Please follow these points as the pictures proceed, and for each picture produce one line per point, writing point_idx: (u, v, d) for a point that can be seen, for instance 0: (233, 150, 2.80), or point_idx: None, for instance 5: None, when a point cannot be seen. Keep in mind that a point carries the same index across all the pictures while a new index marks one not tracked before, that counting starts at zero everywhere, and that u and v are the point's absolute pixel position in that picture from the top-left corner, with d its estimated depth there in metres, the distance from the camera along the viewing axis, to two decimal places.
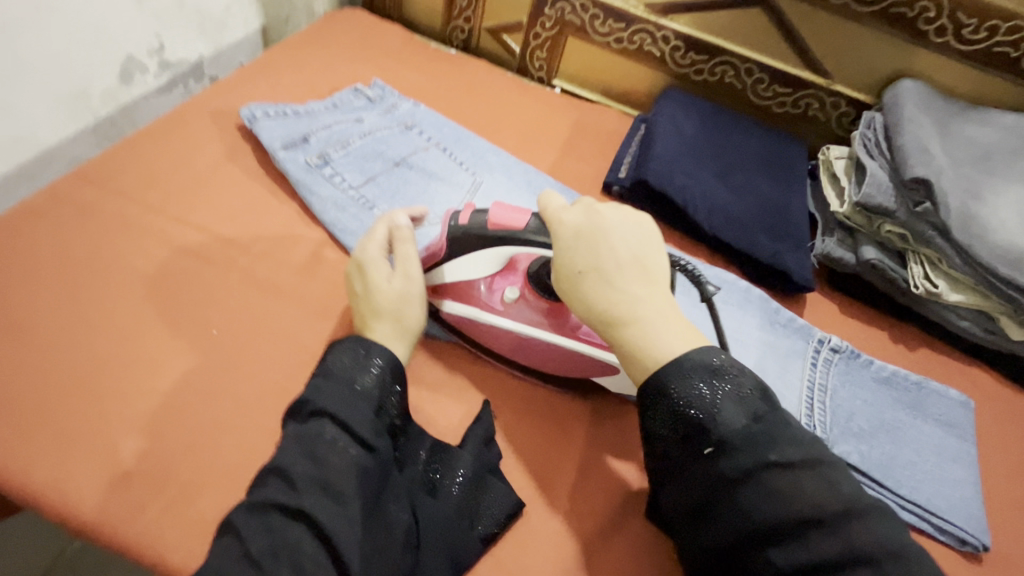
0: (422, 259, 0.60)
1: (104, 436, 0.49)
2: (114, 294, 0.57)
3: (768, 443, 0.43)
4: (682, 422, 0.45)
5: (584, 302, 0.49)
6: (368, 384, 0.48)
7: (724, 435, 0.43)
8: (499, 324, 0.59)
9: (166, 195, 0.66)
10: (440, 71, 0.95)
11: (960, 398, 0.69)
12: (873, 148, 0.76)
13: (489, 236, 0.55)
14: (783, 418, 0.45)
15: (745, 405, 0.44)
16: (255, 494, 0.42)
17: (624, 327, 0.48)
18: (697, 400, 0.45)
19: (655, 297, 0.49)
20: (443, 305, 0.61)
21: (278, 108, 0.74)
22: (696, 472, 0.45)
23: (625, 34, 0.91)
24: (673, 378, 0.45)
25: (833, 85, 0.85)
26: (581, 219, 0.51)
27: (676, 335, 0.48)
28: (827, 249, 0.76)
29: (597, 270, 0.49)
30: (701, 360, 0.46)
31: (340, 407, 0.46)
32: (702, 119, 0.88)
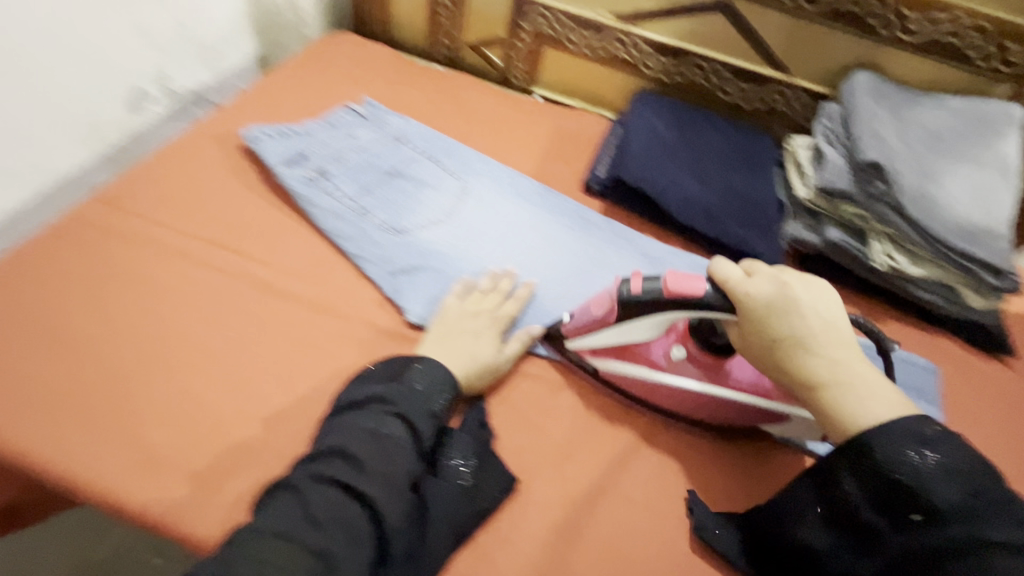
0: (581, 323, 0.62)
1: (133, 428, 0.54)
2: (137, 304, 0.62)
3: (986, 520, 0.43)
4: (888, 486, 0.47)
5: (787, 370, 0.52)
6: (432, 396, 0.55)
7: (935, 502, 0.45)
8: (673, 382, 0.61)
9: (178, 212, 0.72)
10: (426, 86, 1.01)
11: (926, 364, 0.75)
12: (833, 136, 0.82)
13: (666, 302, 0.56)
14: (1005, 497, 0.44)
15: (963, 479, 0.45)
16: (314, 467, 0.47)
17: (821, 394, 0.51)
18: (909, 468, 0.46)
19: (844, 363, 0.51)
20: (602, 365, 0.64)
21: (278, 129, 0.80)
22: (899, 533, 0.47)
23: (597, 43, 0.97)
24: (878, 444, 0.47)
25: (794, 79, 0.91)
26: (775, 290, 0.53)
27: (876, 396, 0.50)
28: (795, 233, 0.81)
29: (798, 341, 0.52)
30: (911, 428, 0.47)
31: (410, 413, 0.52)
32: (675, 119, 0.94)
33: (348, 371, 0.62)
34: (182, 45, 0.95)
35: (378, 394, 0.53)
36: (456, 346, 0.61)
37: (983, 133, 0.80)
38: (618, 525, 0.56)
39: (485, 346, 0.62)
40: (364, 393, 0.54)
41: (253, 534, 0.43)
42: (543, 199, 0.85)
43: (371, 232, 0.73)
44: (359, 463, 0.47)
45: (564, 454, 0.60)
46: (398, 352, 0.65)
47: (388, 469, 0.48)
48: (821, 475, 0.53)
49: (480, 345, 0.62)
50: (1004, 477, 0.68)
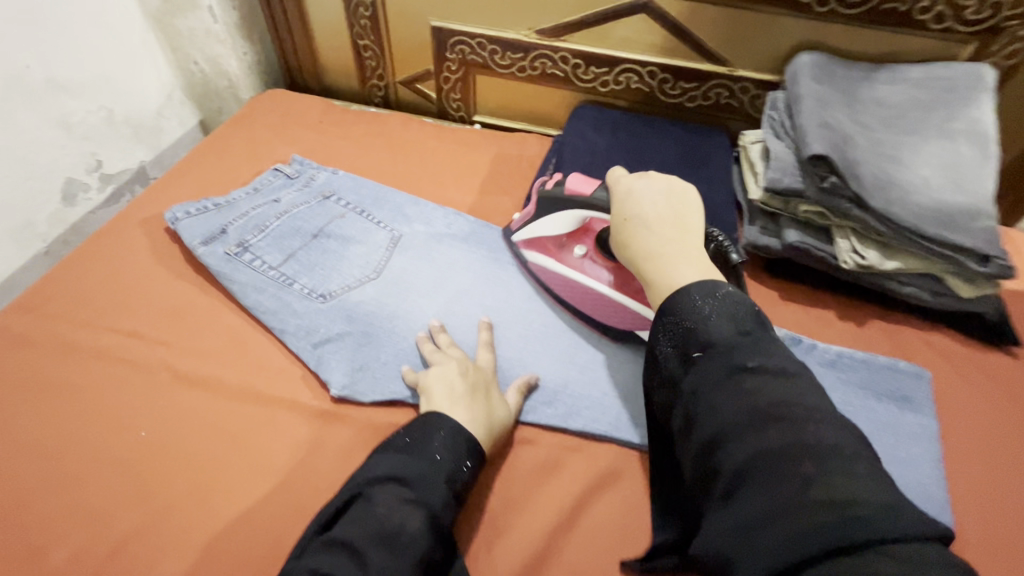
0: (523, 219, 0.75)
1: (39, 553, 0.52)
2: (50, 413, 0.61)
3: (749, 352, 0.45)
4: (679, 330, 0.50)
5: (624, 244, 0.59)
6: (455, 470, 0.52)
7: (710, 339, 0.47)
8: (567, 274, 0.70)
9: (96, 305, 0.70)
10: (360, 132, 0.98)
11: (912, 367, 0.66)
12: (779, 129, 0.74)
13: (566, 200, 0.68)
14: (771, 339, 0.47)
15: (737, 321, 0.48)
16: (315, 560, 0.45)
17: (646, 265, 0.56)
18: (694, 312, 0.49)
19: (674, 242, 0.56)
20: (529, 258, 0.75)
21: (199, 205, 0.78)
22: (680, 378, 0.48)
23: (525, 62, 0.92)
24: (678, 296, 0.51)
25: (736, 71, 0.84)
26: (634, 181, 0.62)
27: (694, 270, 0.54)
28: (751, 239, 0.74)
29: (636, 219, 0.58)
30: (705, 286, 0.50)
31: (427, 494, 0.50)
32: (615, 130, 0.88)
33: (266, 460, 0.59)
34: (112, 129, 0.95)
35: (400, 467, 0.51)
36: (465, 401, 0.58)
37: (948, 101, 0.72)
38: None
39: (494, 401, 0.60)
40: (382, 466, 0.52)
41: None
42: (479, 236, 0.81)
43: (294, 301, 0.70)
44: (360, 560, 0.45)
45: (497, 526, 0.55)
46: (320, 431, 0.61)
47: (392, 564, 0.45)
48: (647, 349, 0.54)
49: (489, 400, 0.60)
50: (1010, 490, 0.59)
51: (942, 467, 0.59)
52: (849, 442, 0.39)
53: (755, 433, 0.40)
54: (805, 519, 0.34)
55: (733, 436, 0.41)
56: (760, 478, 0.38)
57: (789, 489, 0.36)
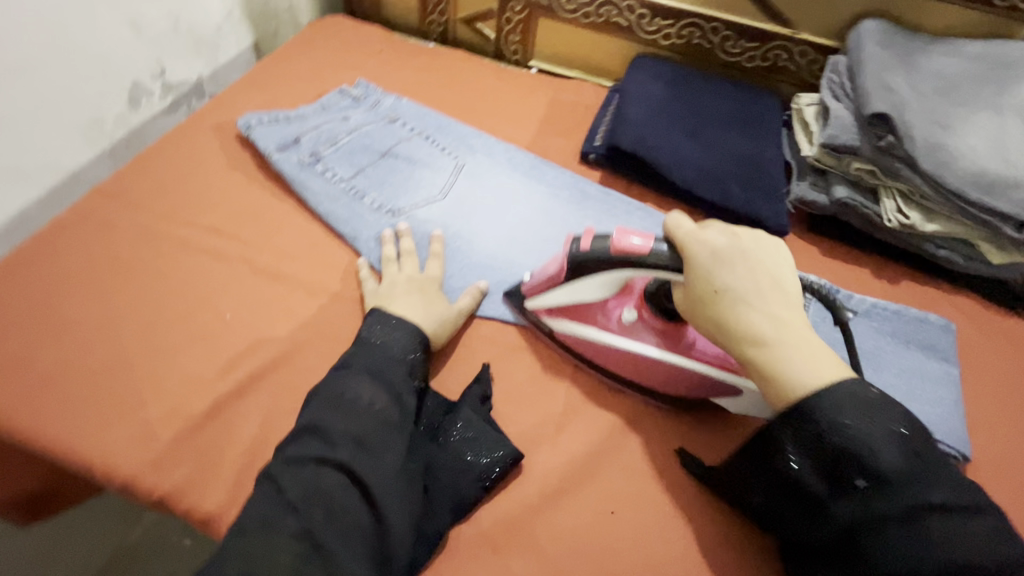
0: (540, 281, 0.62)
1: (137, 409, 0.55)
2: (140, 291, 0.64)
3: (926, 484, 0.43)
4: (834, 453, 0.45)
5: (721, 322, 0.50)
6: (401, 352, 0.56)
7: (881, 469, 0.43)
8: (614, 342, 0.60)
9: (175, 200, 0.73)
10: (420, 65, 1.00)
11: (940, 321, 0.71)
12: (839, 90, 0.78)
13: (613, 260, 0.55)
14: (935, 458, 0.44)
15: (902, 443, 0.44)
16: (292, 450, 0.48)
17: (759, 352, 0.48)
18: (853, 434, 0.44)
19: (786, 325, 0.49)
20: (555, 325, 0.64)
21: (271, 115, 0.80)
22: (836, 503, 0.45)
23: (591, 8, 0.94)
24: (821, 409, 0.45)
25: (799, 34, 0.86)
26: (720, 242, 0.52)
27: (818, 359, 0.48)
28: (801, 194, 0.78)
29: (737, 295, 0.50)
30: (854, 392, 0.45)
31: (375, 372, 0.53)
32: (674, 82, 0.91)
33: (342, 349, 0.62)
34: (177, 38, 0.95)
35: (343, 361, 0.55)
36: (408, 305, 0.62)
37: (1004, 78, 0.75)
38: (615, 492, 0.56)
39: (435, 304, 0.63)
40: (337, 363, 0.56)
41: (238, 532, 0.44)
42: (538, 171, 0.84)
43: (365, 213, 0.73)
44: (331, 435, 0.48)
45: (559, 425, 0.60)
46: None
47: (361, 433, 0.49)
48: (765, 441, 0.49)
49: (430, 303, 0.63)
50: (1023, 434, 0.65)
51: (962, 408, 0.65)
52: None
53: None
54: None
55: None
56: None
57: None
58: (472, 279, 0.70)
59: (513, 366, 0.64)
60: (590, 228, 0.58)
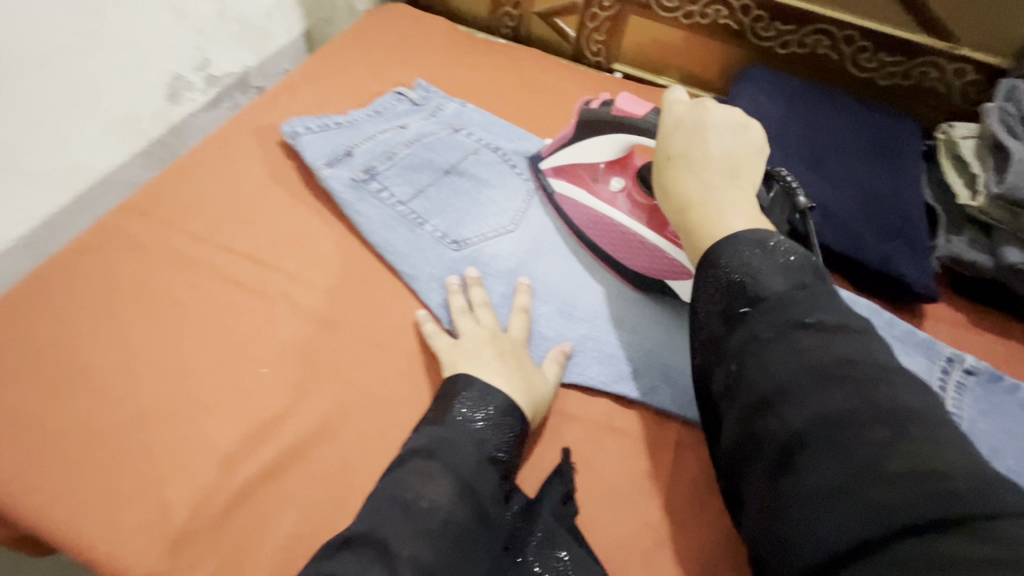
0: (555, 143, 0.66)
1: (154, 489, 0.46)
2: (166, 332, 0.54)
3: (807, 305, 0.38)
4: (723, 285, 0.42)
5: (666, 186, 0.51)
6: (492, 443, 0.45)
7: (763, 294, 0.40)
8: (595, 205, 0.63)
9: (211, 219, 0.63)
10: (489, 64, 0.88)
11: None
12: (1017, 125, 0.62)
13: (610, 119, 0.59)
14: (833, 295, 0.39)
15: (791, 273, 0.40)
16: (337, 566, 0.36)
17: (688, 208, 0.48)
18: (742, 265, 0.42)
19: (722, 188, 0.48)
20: (556, 186, 0.67)
21: (321, 121, 0.69)
22: (726, 341, 0.41)
23: (696, 7, 0.80)
24: (721, 250, 0.43)
25: (959, 49, 0.71)
26: (688, 111, 0.52)
27: (742, 218, 0.46)
28: (955, 252, 0.64)
29: (685, 156, 0.50)
30: (755, 235, 0.43)
31: (459, 466, 0.42)
32: (790, 100, 0.76)
33: (395, 423, 0.52)
34: (223, 24, 0.86)
35: (418, 445, 0.44)
36: (497, 372, 0.51)
37: None
38: None
39: (529, 373, 0.52)
40: (411, 443, 0.45)
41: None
42: None
43: (425, 246, 0.62)
44: (395, 557, 0.37)
45: (658, 539, 0.48)
46: None
47: (431, 557, 0.37)
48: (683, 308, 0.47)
49: (523, 373, 0.52)
50: None
51: None
52: (935, 409, 0.33)
53: (818, 394, 0.33)
54: (884, 489, 0.29)
55: (790, 402, 0.34)
56: (824, 449, 0.32)
57: (867, 469, 0.30)
58: (548, 336, 0.58)
59: (601, 454, 0.52)
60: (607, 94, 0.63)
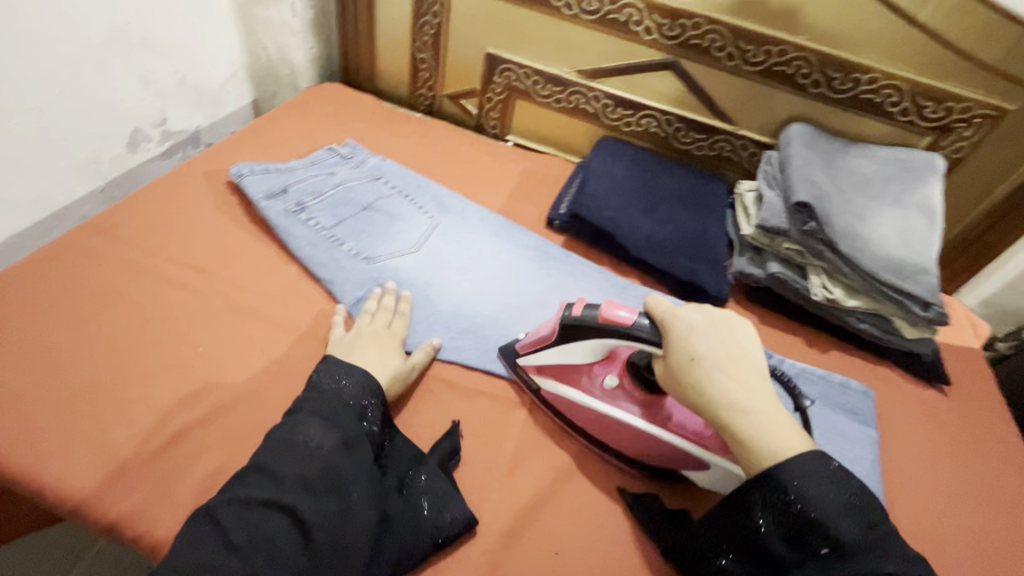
0: (533, 339, 0.67)
1: (102, 433, 0.57)
2: (116, 320, 0.66)
3: (882, 555, 0.46)
4: (798, 520, 0.48)
5: (704, 390, 0.53)
6: (354, 395, 0.59)
7: (844, 541, 0.47)
8: (597, 408, 0.64)
9: (161, 237, 0.77)
10: (407, 131, 1.09)
11: (861, 388, 0.78)
12: (772, 180, 0.89)
13: (602, 329, 0.60)
14: (886, 530, 0.48)
15: (857, 515, 0.48)
16: (240, 490, 0.49)
17: (735, 423, 0.51)
18: (822, 508, 0.48)
19: (758, 393, 0.53)
20: (545, 383, 0.67)
21: (262, 166, 0.86)
22: (802, 569, 0.48)
23: (562, 95, 1.06)
24: (794, 481, 0.48)
25: (739, 130, 0.99)
26: (694, 317, 0.56)
27: (783, 429, 0.51)
28: (740, 267, 0.87)
29: (710, 365, 0.53)
30: (824, 471, 0.49)
31: (325, 413, 0.55)
32: (632, 162, 1.01)
33: None
34: (182, 91, 1.03)
35: (297, 405, 0.57)
36: (365, 356, 0.65)
37: (908, 179, 0.87)
38: (560, 534, 0.59)
39: (392, 361, 0.66)
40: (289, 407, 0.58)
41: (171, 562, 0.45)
42: (506, 232, 0.91)
43: (342, 259, 0.79)
44: (278, 474, 0.50)
45: (512, 466, 0.63)
46: None
47: (303, 473, 0.50)
48: (738, 508, 0.52)
49: (388, 355, 0.66)
50: (933, 495, 0.72)
51: (878, 467, 0.71)
52: None
53: None
54: None
55: None
56: None
57: None
58: (435, 327, 0.74)
59: (479, 406, 0.68)
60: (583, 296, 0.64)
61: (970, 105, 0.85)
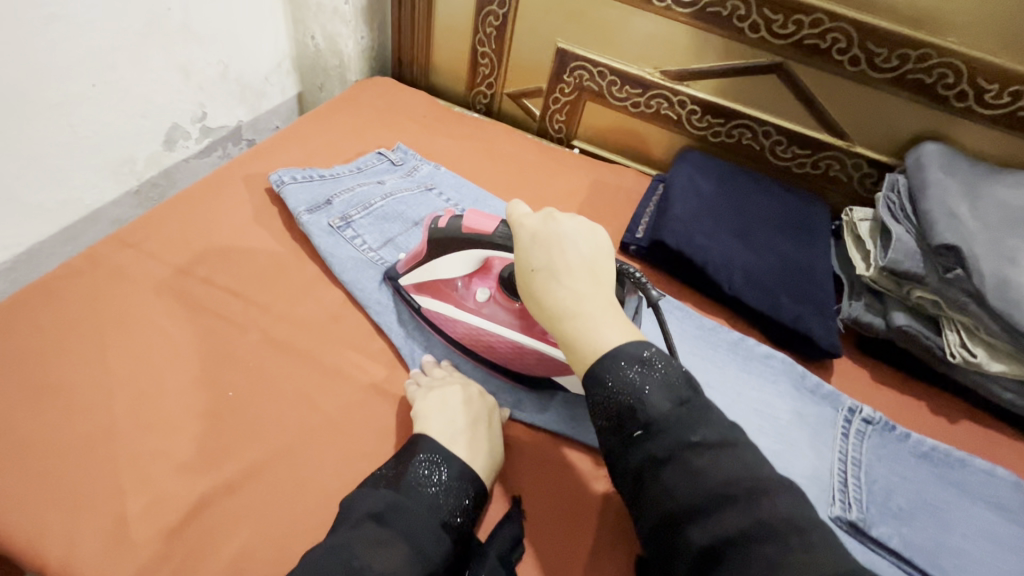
0: (407, 259, 0.66)
1: (115, 499, 0.49)
2: (139, 355, 0.58)
3: (690, 425, 0.43)
4: (609, 406, 0.45)
5: (538, 299, 0.50)
6: (445, 508, 0.48)
7: (651, 417, 0.43)
8: (472, 322, 0.63)
9: (193, 253, 0.69)
10: (463, 134, 0.99)
11: (1013, 478, 0.64)
12: (899, 211, 0.75)
13: (464, 238, 0.59)
14: (706, 407, 0.44)
15: (671, 390, 0.44)
16: None
17: (565, 324, 0.48)
18: (627, 384, 0.44)
19: (594, 296, 0.48)
20: (420, 301, 0.66)
21: (306, 172, 0.77)
22: (622, 455, 0.45)
23: (642, 99, 0.93)
24: (604, 366, 0.45)
25: (853, 146, 0.84)
26: (539, 224, 0.53)
27: (614, 327, 0.47)
28: (854, 314, 0.74)
29: (548, 268, 0.50)
30: (631, 350, 0.45)
31: (412, 535, 0.44)
32: (721, 179, 0.88)
33: (352, 448, 0.56)
34: (223, 83, 0.95)
35: (379, 514, 0.45)
36: (462, 437, 0.53)
37: None
38: None
39: (493, 440, 0.55)
40: (364, 506, 0.46)
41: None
42: None
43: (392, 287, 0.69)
44: None
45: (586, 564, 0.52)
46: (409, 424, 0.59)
47: None
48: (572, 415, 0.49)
49: (490, 440, 0.55)
50: None
51: None
52: (811, 514, 0.39)
53: (718, 517, 0.39)
54: None
55: (697, 524, 0.40)
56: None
57: None
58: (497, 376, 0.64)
59: (549, 478, 0.57)
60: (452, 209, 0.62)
61: None
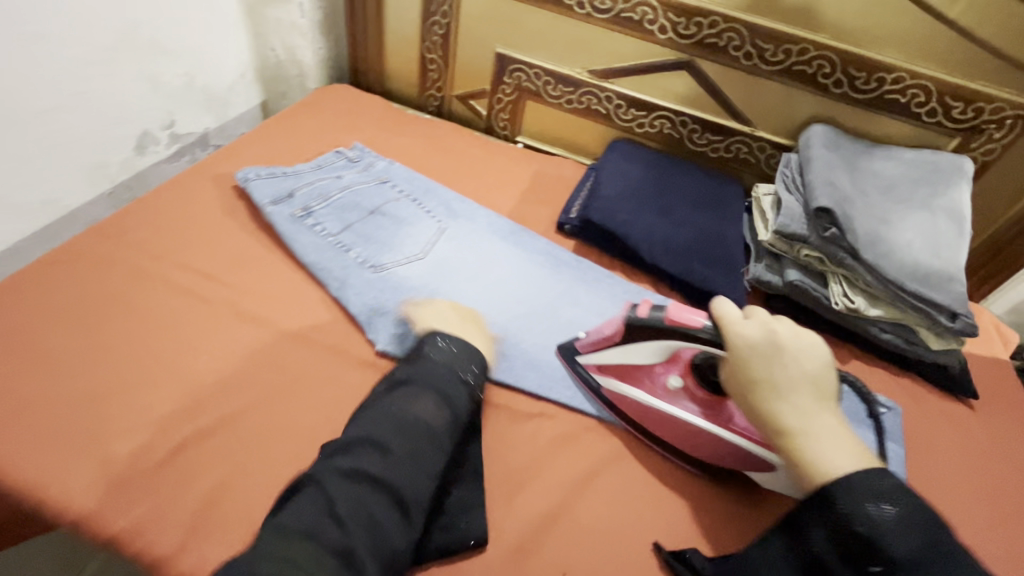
0: (596, 341, 0.69)
1: (103, 445, 0.56)
2: (119, 328, 0.66)
3: (939, 573, 0.44)
4: (844, 531, 0.47)
5: (760, 411, 0.54)
6: (462, 369, 0.60)
7: (895, 555, 0.45)
8: (667, 409, 0.65)
9: (166, 242, 0.76)
10: (416, 133, 1.08)
11: (888, 403, 0.77)
12: (791, 184, 0.86)
13: (665, 327, 0.62)
14: (955, 552, 0.45)
15: (918, 531, 0.46)
16: (343, 459, 0.50)
17: (790, 441, 0.52)
18: (872, 518, 0.46)
19: (820, 415, 0.53)
20: (607, 383, 0.69)
21: (269, 169, 0.85)
22: None
23: (574, 96, 1.03)
24: (839, 491, 0.48)
25: (756, 131, 0.96)
26: (762, 336, 0.56)
27: (844, 450, 0.51)
28: (757, 274, 0.84)
29: (775, 383, 0.54)
30: (868, 480, 0.48)
31: (436, 388, 0.57)
32: (646, 163, 0.98)
33: (314, 399, 0.64)
34: (190, 93, 1.02)
35: (407, 377, 0.59)
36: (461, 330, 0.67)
37: (935, 184, 0.83)
38: (570, 551, 0.58)
39: (479, 333, 0.70)
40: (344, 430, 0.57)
41: (289, 514, 0.47)
42: (516, 237, 0.89)
43: (349, 266, 0.77)
44: (385, 448, 0.51)
45: (520, 482, 0.62)
46: (365, 379, 0.67)
47: (411, 452, 0.52)
48: (789, 525, 0.51)
49: (478, 333, 0.69)
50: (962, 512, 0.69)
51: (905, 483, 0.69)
52: None
53: None
54: None
55: None
56: None
57: None
58: None
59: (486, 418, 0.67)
60: (649, 298, 0.65)
61: (1001, 106, 0.82)
